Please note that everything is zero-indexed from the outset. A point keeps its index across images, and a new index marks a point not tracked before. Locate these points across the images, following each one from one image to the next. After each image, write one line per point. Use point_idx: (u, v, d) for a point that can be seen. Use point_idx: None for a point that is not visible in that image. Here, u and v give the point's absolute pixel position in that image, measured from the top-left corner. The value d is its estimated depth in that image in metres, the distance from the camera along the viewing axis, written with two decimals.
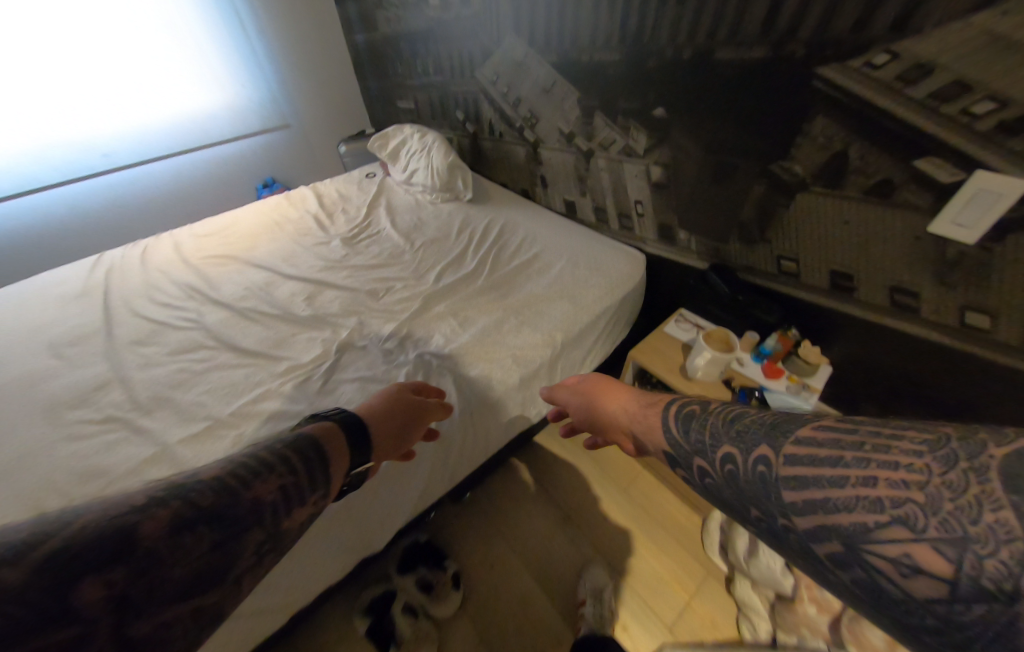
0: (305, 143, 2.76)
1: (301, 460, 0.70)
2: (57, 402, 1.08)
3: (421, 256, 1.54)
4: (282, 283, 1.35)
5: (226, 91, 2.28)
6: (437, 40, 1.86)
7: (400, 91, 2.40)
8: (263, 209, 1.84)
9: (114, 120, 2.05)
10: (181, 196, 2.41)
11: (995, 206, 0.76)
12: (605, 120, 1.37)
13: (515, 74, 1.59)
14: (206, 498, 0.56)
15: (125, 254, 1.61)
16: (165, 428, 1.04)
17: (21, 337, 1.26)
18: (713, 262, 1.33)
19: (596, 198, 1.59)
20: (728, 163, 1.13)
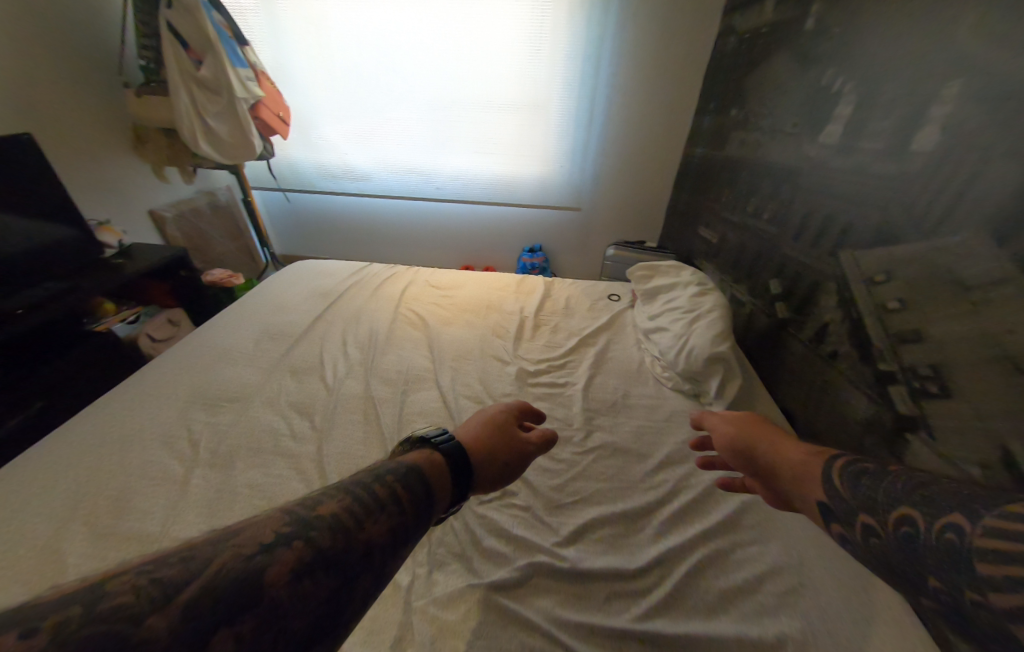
0: (585, 228, 2.50)
1: (409, 502, 0.59)
2: (205, 393, 1.14)
3: (572, 472, 0.94)
4: (426, 388, 1.16)
5: (548, 166, 2.24)
6: (795, 185, 1.14)
7: (709, 217, 1.77)
8: (492, 283, 1.69)
9: (457, 161, 2.29)
10: (432, 246, 2.72)
11: None
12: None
13: (934, 297, 0.71)
14: (324, 538, 0.51)
15: (374, 269, 1.78)
16: (191, 505, 0.87)
17: (263, 309, 1.50)
18: None
19: None
20: None
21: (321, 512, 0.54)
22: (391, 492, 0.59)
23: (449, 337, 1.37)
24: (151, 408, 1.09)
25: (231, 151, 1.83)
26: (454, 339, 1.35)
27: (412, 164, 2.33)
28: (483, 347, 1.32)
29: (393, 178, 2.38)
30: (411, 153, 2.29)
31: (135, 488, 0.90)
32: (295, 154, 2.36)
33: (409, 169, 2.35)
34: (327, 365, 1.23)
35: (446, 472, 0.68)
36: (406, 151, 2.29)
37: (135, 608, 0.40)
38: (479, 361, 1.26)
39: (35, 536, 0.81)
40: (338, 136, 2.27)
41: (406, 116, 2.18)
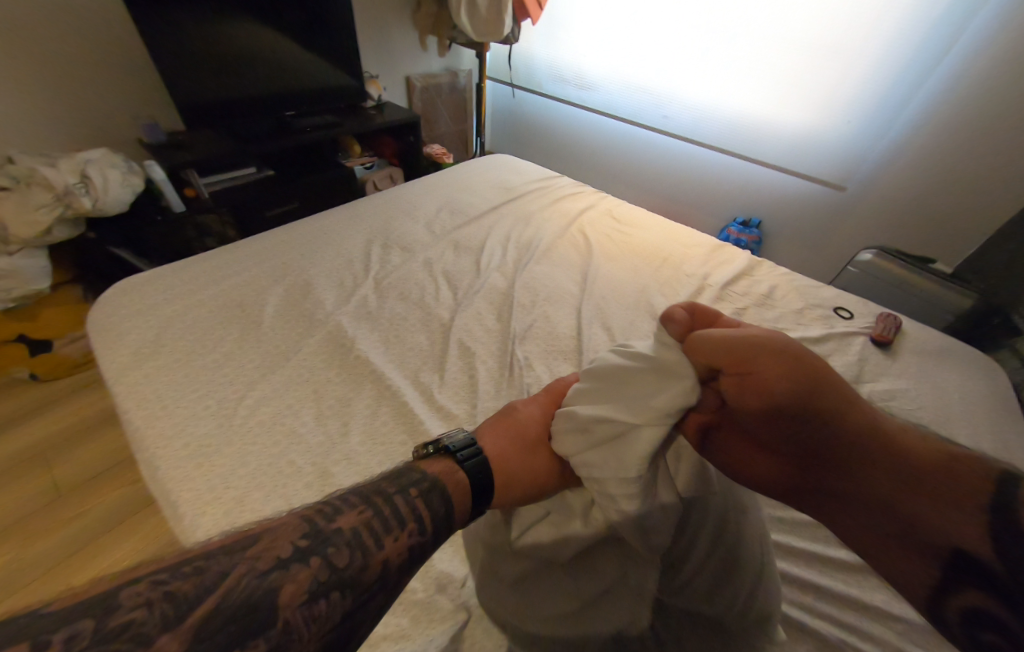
0: (836, 217, 1.85)
1: (427, 522, 0.47)
2: (390, 233, 1.29)
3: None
4: (564, 312, 1.08)
5: (825, 123, 1.67)
6: None
7: None
8: (684, 240, 1.43)
9: (702, 90, 1.90)
10: (634, 186, 2.44)
11: None
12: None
13: None
14: (343, 553, 0.41)
15: (565, 183, 1.69)
16: (344, 310, 1.01)
17: (458, 184, 1.58)
18: None
19: None
20: None
21: (337, 522, 0.43)
22: (409, 506, 0.47)
23: (607, 273, 1.23)
24: (352, 227, 1.29)
25: (481, 28, 1.85)
26: (612, 279, 1.21)
27: (649, 83, 2.02)
28: (640, 298, 1.15)
29: (622, 97, 2.14)
30: (653, 70, 1.98)
31: (320, 278, 1.10)
32: (535, 49, 2.29)
33: (645, 88, 2.05)
34: (486, 251, 1.25)
35: (471, 495, 0.53)
36: (649, 65, 1.98)
37: (142, 628, 0.31)
38: (630, 311, 1.11)
39: (258, 274, 1.08)
40: (586, 28, 2.08)
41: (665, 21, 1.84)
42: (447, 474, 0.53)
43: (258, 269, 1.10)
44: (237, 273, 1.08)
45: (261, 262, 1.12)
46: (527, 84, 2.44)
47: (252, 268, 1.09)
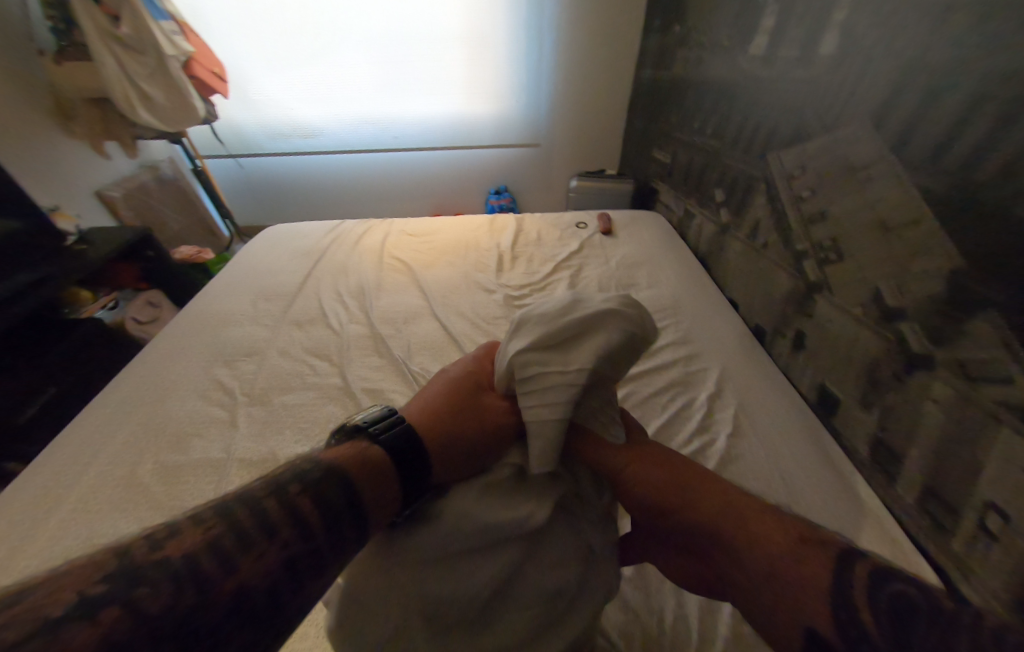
0: (545, 164, 2.53)
1: (317, 520, 0.41)
2: (222, 349, 1.24)
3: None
4: (425, 321, 1.30)
5: (503, 105, 2.24)
6: (730, 99, 1.23)
7: (660, 139, 1.83)
8: (468, 226, 1.79)
9: (407, 108, 2.24)
10: (401, 201, 2.70)
11: None
12: (993, 340, 0.55)
13: (833, 180, 0.83)
14: (162, 592, 0.32)
15: (351, 225, 1.84)
16: (241, 436, 0.99)
17: (251, 272, 1.55)
18: None
19: (881, 427, 0.74)
20: None
21: (168, 551, 0.35)
22: (292, 504, 0.41)
23: (434, 277, 1.49)
24: (173, 365, 1.18)
25: (170, 115, 1.76)
26: (440, 279, 1.48)
27: (363, 116, 2.26)
28: (468, 281, 1.46)
29: (347, 132, 2.31)
30: (359, 103, 2.22)
31: (185, 428, 1.02)
32: (235, 118, 2.25)
33: (362, 119, 2.27)
34: (329, 314, 1.35)
35: (386, 470, 0.47)
36: (353, 101, 2.21)
37: None
38: (468, 294, 1.40)
39: (102, 467, 0.94)
40: (276, 83, 2.13)
41: (346, 61, 2.08)
42: (359, 463, 0.47)
43: (99, 463, 0.95)
44: (73, 482, 0.91)
45: (95, 455, 0.96)
46: (246, 151, 2.38)
47: (91, 468, 0.93)
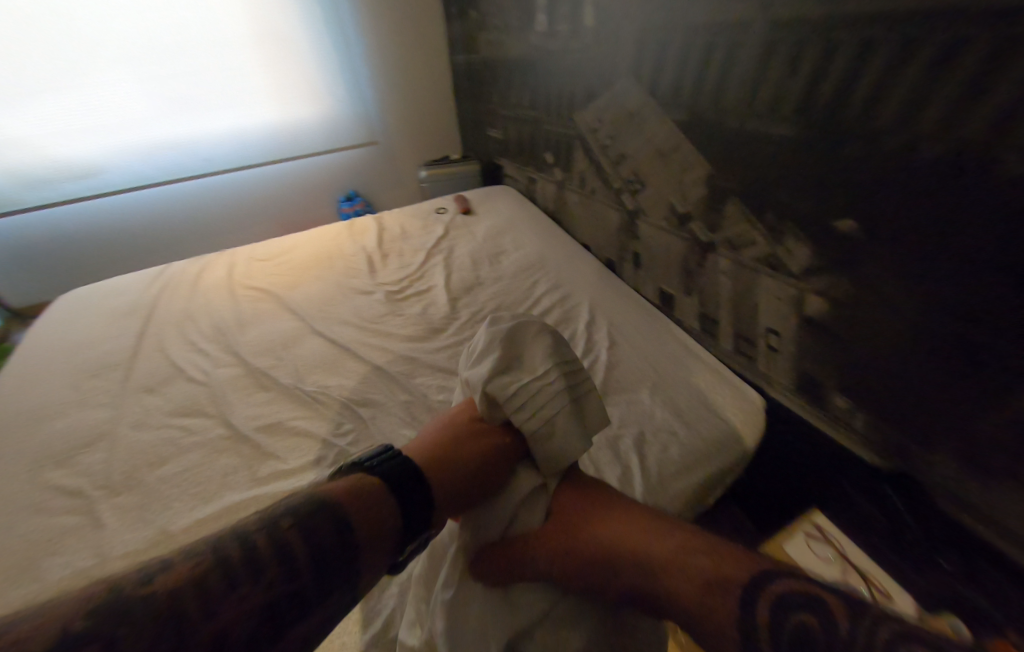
0: (389, 162, 2.49)
1: (306, 557, 0.43)
2: (47, 450, 0.98)
3: (457, 333, 1.15)
4: (308, 340, 1.22)
5: (326, 105, 2.12)
6: (532, 72, 1.40)
7: (489, 119, 1.95)
8: (327, 236, 1.70)
9: (214, 122, 1.96)
10: (237, 232, 2.34)
11: None
12: (744, 211, 0.76)
13: (621, 124, 1.03)
14: (141, 634, 0.35)
15: (184, 268, 1.59)
16: (114, 532, 0.82)
17: (58, 350, 1.24)
18: (890, 466, 0.64)
19: (703, 301, 0.95)
20: (997, 345, 0.48)
21: (159, 591, 0.38)
22: (284, 539, 0.44)
23: (304, 295, 1.40)
24: None
25: None
26: (311, 296, 1.39)
27: (157, 140, 1.90)
28: (344, 289, 1.40)
29: (141, 163, 1.92)
30: (145, 124, 1.86)
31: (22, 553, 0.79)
32: None
33: (157, 145, 1.91)
34: (190, 368, 1.17)
35: (382, 499, 0.51)
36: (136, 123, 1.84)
37: None
38: (346, 302, 1.35)
39: None
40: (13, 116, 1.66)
41: (114, 76, 1.73)
42: (356, 499, 0.50)
43: None
44: None
45: None
46: None
47: None
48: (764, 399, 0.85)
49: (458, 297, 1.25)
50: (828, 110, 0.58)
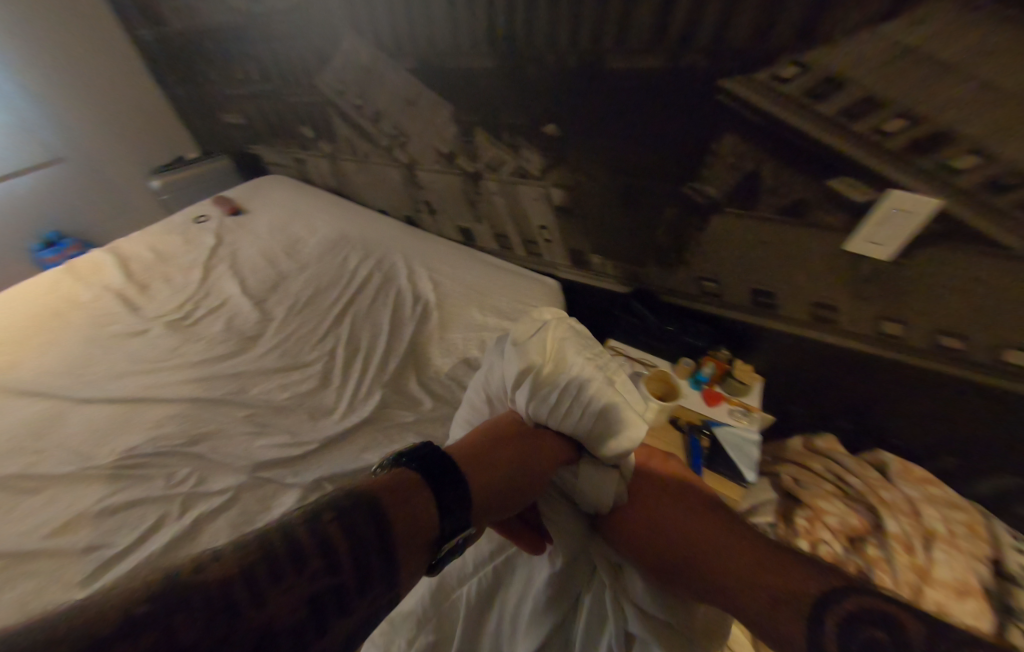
0: None
1: (347, 553, 0.33)
2: None
3: (281, 326, 0.98)
4: (67, 415, 0.86)
5: None
6: (250, 41, 1.26)
7: (215, 104, 1.67)
8: (34, 286, 1.18)
9: None
10: None
11: (909, 226, 0.56)
12: (489, 138, 0.92)
13: (366, 82, 1.06)
14: (187, 623, 0.27)
15: None
16: None
17: None
18: (634, 287, 0.94)
19: (492, 223, 1.12)
20: (648, 182, 0.75)
21: (207, 573, 0.29)
22: (323, 530, 0.33)
23: (32, 369, 0.94)
24: None
25: None
26: (47, 365, 0.95)
27: None
28: (101, 340, 1.01)
29: None
30: None
31: None
32: None
33: None
34: None
35: (427, 503, 0.38)
36: None
37: None
38: (109, 350, 0.98)
39: None
40: None
41: None
42: (401, 489, 0.38)
43: None
44: None
45: None
46: None
47: None
48: (557, 280, 1.09)
49: (264, 297, 1.11)
50: (510, 39, 0.74)
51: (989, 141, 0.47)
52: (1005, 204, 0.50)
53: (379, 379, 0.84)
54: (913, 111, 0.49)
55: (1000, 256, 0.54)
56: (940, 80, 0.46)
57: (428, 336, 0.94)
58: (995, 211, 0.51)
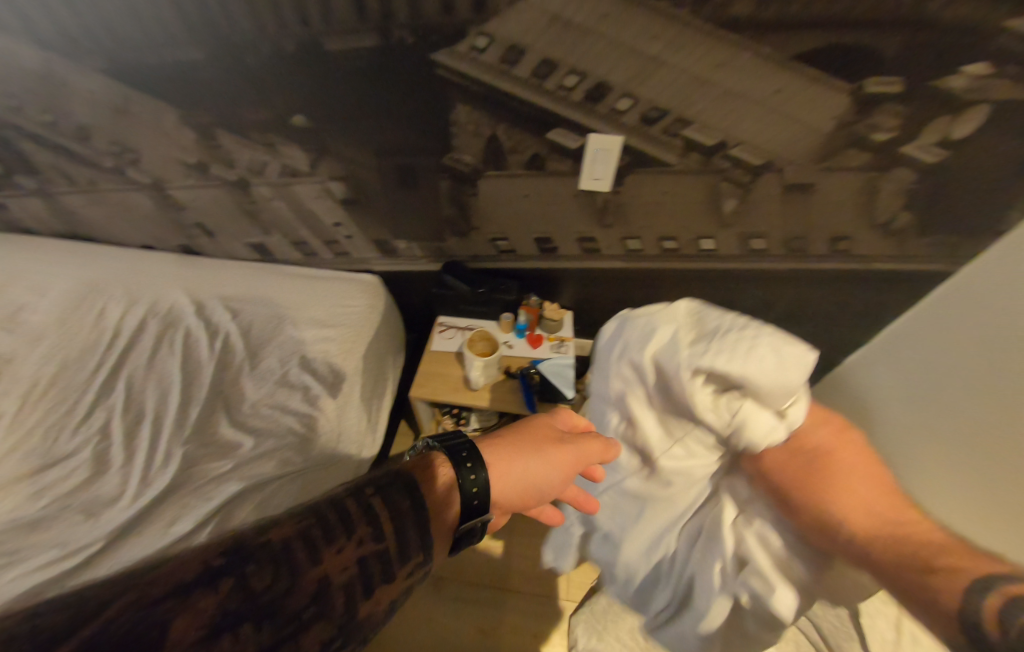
0: None
1: (392, 524, 0.29)
2: None
3: (15, 422, 0.74)
4: None
5: None
6: None
7: None
8: None
9: None
10: None
11: (610, 160, 0.71)
12: (238, 139, 0.82)
13: (46, 92, 0.84)
14: (253, 574, 0.24)
15: None
16: None
17: None
18: (443, 262, 0.97)
19: (283, 232, 1.02)
20: (413, 160, 0.78)
21: (268, 534, 0.26)
22: (365, 501, 0.30)
23: None
24: None
25: None
26: None
27: None
28: None
29: None
30: None
31: None
32: None
33: None
34: None
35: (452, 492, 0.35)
36: None
37: None
38: None
39: None
40: None
41: None
42: (427, 472, 0.35)
43: None
44: None
45: None
46: None
47: None
48: (373, 274, 1.06)
49: None
50: (212, 27, 0.67)
51: (630, 86, 0.62)
52: (657, 132, 0.66)
53: (177, 438, 0.71)
54: (577, 68, 0.61)
55: (670, 171, 0.72)
56: (584, 40, 0.58)
57: (236, 372, 0.83)
58: (651, 140, 0.67)
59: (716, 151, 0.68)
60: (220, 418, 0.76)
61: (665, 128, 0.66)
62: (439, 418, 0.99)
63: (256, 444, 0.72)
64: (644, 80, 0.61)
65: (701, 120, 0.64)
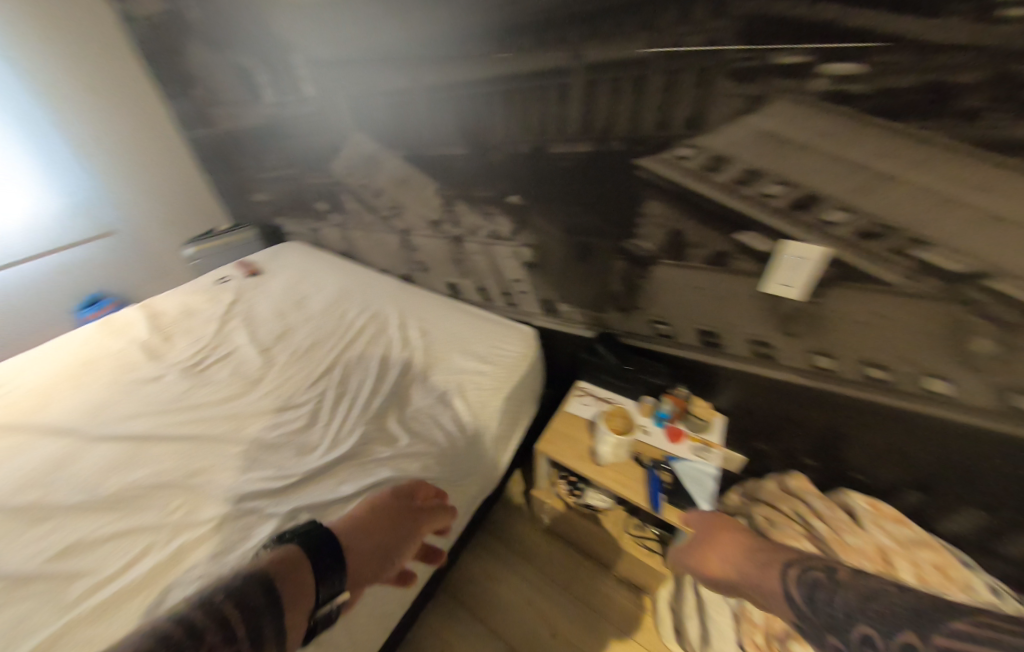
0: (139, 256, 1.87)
1: (251, 616, 0.51)
2: None
3: (280, 374, 1.07)
4: (83, 451, 0.90)
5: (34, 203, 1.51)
6: (276, 137, 1.49)
7: (247, 186, 1.84)
8: (66, 344, 1.26)
9: None
10: None
11: (809, 269, 0.65)
12: (468, 207, 1.07)
13: (368, 168, 1.26)
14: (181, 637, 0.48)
15: None
16: None
17: None
18: (599, 332, 1.02)
19: (475, 278, 1.24)
20: (595, 240, 0.88)
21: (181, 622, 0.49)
22: (231, 605, 0.52)
23: (57, 413, 1.02)
24: None
25: None
26: (71, 408, 1.02)
27: None
28: (117, 385, 1.09)
29: None
30: None
31: None
32: None
33: None
34: None
35: (303, 576, 0.57)
36: None
37: None
38: (123, 397, 1.05)
39: None
40: None
41: None
42: (285, 568, 0.57)
43: None
44: None
45: None
46: None
47: None
48: (533, 328, 1.18)
49: (269, 346, 1.20)
50: (479, 135, 0.92)
51: (847, 199, 0.58)
52: (874, 248, 0.59)
53: (362, 418, 0.91)
54: (783, 178, 0.61)
55: (889, 290, 0.62)
56: (799, 154, 0.58)
57: (412, 381, 1.03)
58: (867, 254, 0.60)
59: (965, 279, 0.56)
60: (391, 413, 0.94)
61: (890, 245, 0.58)
62: (555, 478, 1.00)
63: (409, 443, 0.86)
64: (866, 194, 0.56)
65: (944, 243, 0.55)
